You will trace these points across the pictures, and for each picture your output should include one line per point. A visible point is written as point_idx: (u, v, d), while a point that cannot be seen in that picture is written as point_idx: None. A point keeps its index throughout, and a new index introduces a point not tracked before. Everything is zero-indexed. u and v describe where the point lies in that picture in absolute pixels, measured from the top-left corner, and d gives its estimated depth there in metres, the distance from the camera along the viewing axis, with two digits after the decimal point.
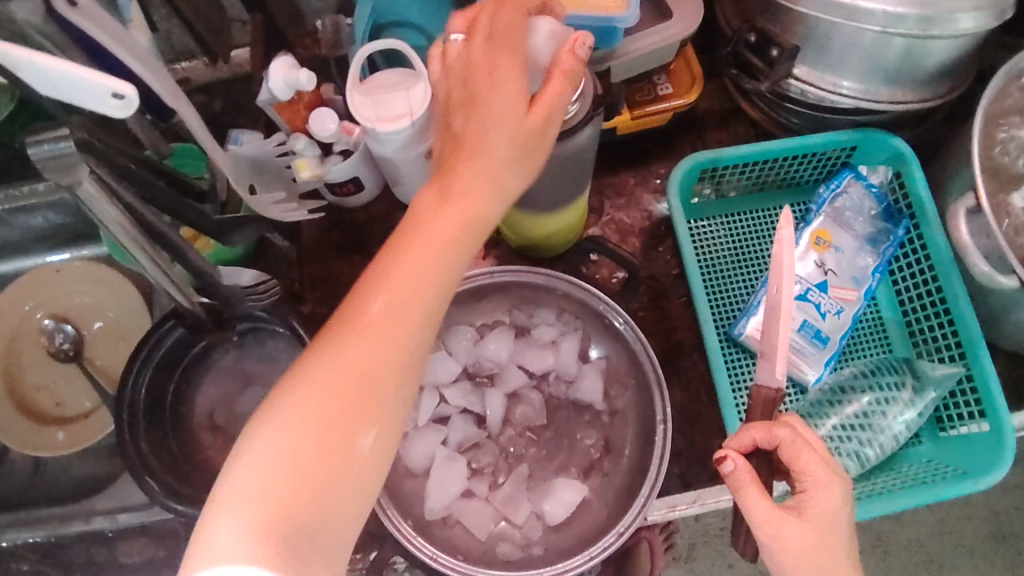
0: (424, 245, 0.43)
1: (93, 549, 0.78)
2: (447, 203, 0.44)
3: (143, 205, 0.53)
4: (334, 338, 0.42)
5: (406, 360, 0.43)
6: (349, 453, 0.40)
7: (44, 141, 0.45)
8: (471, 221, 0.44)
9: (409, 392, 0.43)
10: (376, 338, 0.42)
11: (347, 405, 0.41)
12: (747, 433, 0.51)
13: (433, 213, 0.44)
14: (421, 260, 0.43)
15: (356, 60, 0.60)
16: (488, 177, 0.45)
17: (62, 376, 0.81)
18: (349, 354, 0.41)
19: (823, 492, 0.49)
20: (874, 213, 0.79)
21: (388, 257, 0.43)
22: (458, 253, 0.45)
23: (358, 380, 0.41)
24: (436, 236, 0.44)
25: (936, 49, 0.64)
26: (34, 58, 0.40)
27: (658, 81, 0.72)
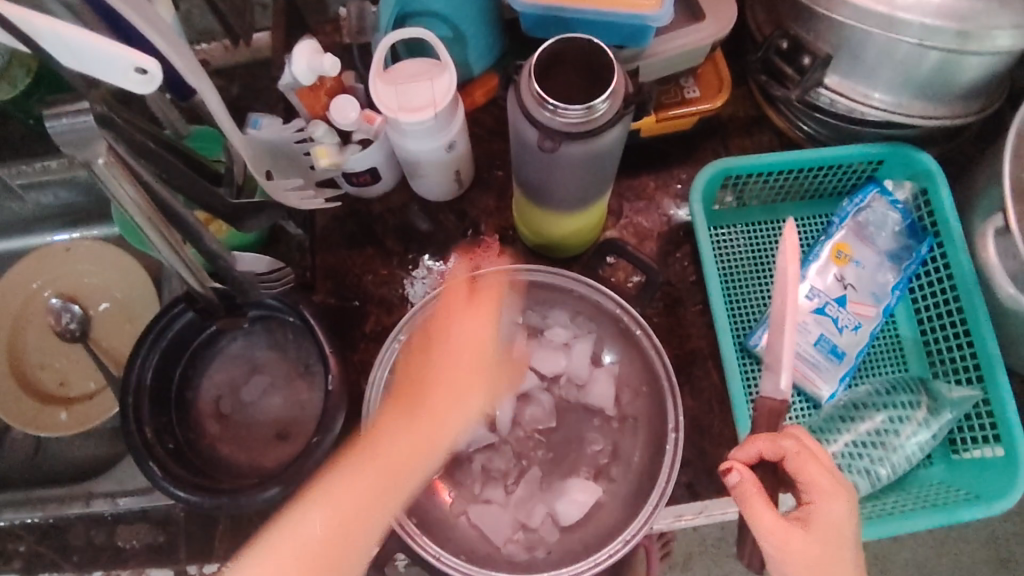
0: (393, 443, 0.56)
1: (93, 532, 0.75)
2: (433, 416, 0.59)
3: (163, 186, 0.53)
4: (329, 488, 0.54)
5: (392, 507, 0.55)
6: (336, 559, 0.51)
7: (64, 113, 0.44)
8: (418, 438, 0.58)
9: (372, 541, 0.55)
10: (356, 483, 0.54)
11: (331, 557, 0.51)
12: (753, 445, 0.50)
13: (394, 436, 0.57)
14: (399, 448, 0.56)
15: (380, 48, 0.59)
16: (434, 417, 0.59)
17: (66, 356, 0.80)
18: (309, 538, 0.50)
19: (828, 502, 0.50)
20: (897, 228, 0.78)
21: (373, 437, 0.57)
22: (419, 459, 0.57)
23: (356, 514, 0.53)
24: (413, 428, 0.58)
25: (972, 65, 0.62)
26: (58, 28, 0.39)
27: (686, 84, 0.71)
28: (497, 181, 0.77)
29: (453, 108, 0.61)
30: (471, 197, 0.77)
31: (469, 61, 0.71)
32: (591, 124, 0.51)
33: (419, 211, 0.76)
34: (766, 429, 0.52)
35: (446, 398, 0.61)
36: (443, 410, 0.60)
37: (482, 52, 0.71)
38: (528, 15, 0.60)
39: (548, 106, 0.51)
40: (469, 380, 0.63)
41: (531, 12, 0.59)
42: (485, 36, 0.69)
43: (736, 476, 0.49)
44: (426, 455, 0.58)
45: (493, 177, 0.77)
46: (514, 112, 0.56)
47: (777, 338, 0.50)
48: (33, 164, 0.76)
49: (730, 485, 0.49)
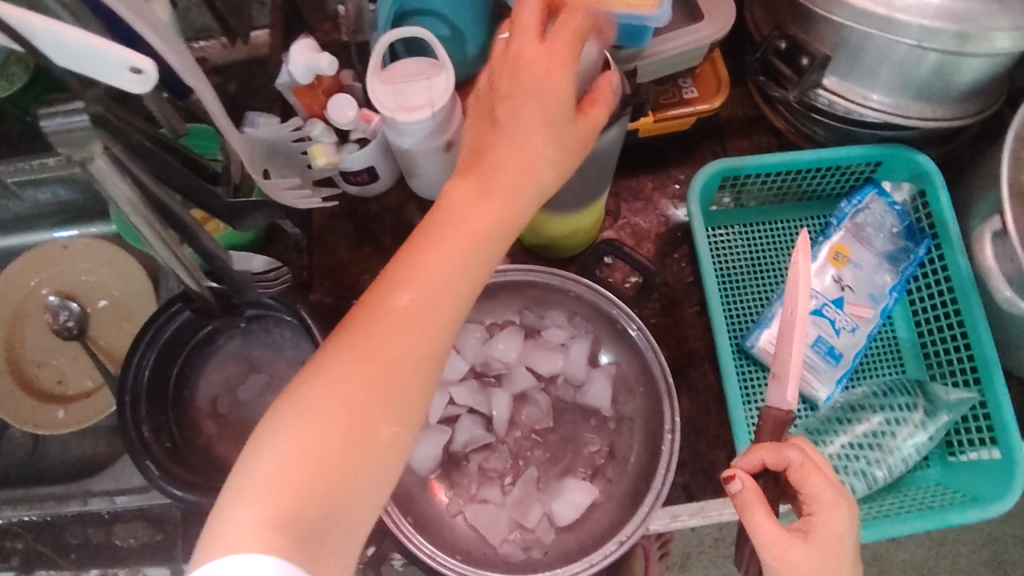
0: (428, 276, 0.43)
1: (91, 531, 0.76)
2: (472, 209, 0.44)
3: (161, 186, 0.53)
4: (355, 334, 0.42)
5: (457, 307, 0.44)
6: (368, 444, 0.41)
7: (58, 113, 0.44)
8: (495, 235, 0.45)
9: (429, 391, 0.43)
10: (391, 332, 0.42)
11: (375, 397, 0.41)
12: (757, 453, 0.49)
13: (424, 262, 0.43)
14: (431, 287, 0.43)
15: (378, 47, 0.59)
16: (492, 210, 0.45)
17: (64, 354, 0.80)
18: (370, 335, 0.42)
19: (831, 514, 0.48)
20: (895, 230, 0.78)
21: (405, 267, 0.43)
22: (478, 258, 0.44)
23: (383, 364, 0.41)
24: (467, 216, 0.44)
25: (970, 67, 0.62)
26: (52, 28, 0.39)
27: (684, 84, 0.71)
28: None
29: (450, 108, 0.61)
30: None
31: None
32: None
33: (416, 211, 0.76)
34: (770, 439, 0.51)
35: (496, 211, 0.45)
36: (506, 169, 0.45)
37: None
38: None
39: None
40: (541, 153, 0.46)
41: None
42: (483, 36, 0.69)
43: (737, 484, 0.48)
44: (498, 237, 0.45)
45: None
46: None
47: (786, 345, 0.50)
48: (31, 161, 0.75)
49: (731, 492, 0.49)
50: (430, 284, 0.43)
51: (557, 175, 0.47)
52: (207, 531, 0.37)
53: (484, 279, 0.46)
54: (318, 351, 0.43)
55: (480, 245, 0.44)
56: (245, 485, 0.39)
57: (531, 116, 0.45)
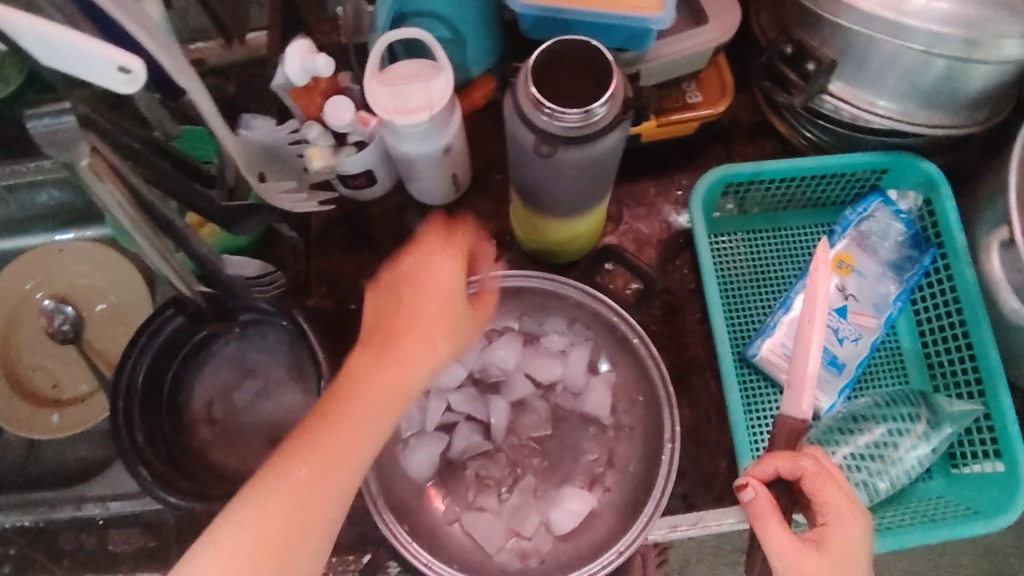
0: (334, 444, 0.47)
1: (85, 537, 0.73)
2: (378, 371, 0.50)
3: (150, 188, 0.52)
4: (260, 485, 0.46)
5: (362, 460, 0.49)
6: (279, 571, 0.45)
7: (45, 114, 0.43)
8: (396, 398, 0.50)
9: (333, 525, 0.48)
10: (303, 486, 0.46)
11: (273, 560, 0.45)
12: (770, 462, 0.49)
13: (325, 434, 0.47)
14: (333, 450, 0.47)
15: (375, 49, 0.58)
16: (387, 383, 0.50)
17: (58, 358, 0.79)
18: (278, 490, 0.45)
19: (846, 526, 0.48)
20: (901, 239, 0.77)
21: (305, 441, 0.47)
22: (379, 419, 0.49)
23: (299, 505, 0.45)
24: (375, 381, 0.50)
25: (979, 74, 0.61)
26: (37, 29, 0.38)
27: (688, 88, 0.70)
28: (495, 185, 0.76)
29: (449, 110, 0.60)
30: (469, 201, 0.76)
31: (467, 62, 0.70)
32: (590, 127, 0.50)
33: (415, 214, 0.75)
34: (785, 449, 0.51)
35: (390, 396, 0.50)
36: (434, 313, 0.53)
37: (481, 53, 0.70)
38: (528, 16, 0.59)
39: (546, 109, 0.50)
40: (433, 342, 0.52)
41: (531, 13, 0.58)
42: (484, 38, 0.68)
43: (750, 493, 0.48)
44: (397, 400, 0.50)
45: (492, 181, 0.76)
46: (511, 116, 0.55)
47: (802, 357, 0.48)
48: (27, 164, 0.75)
49: (743, 501, 0.49)
50: (335, 452, 0.47)
51: (451, 347, 0.54)
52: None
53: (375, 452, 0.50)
54: (236, 494, 0.47)
55: (394, 399, 0.50)
56: None
57: (442, 285, 0.54)
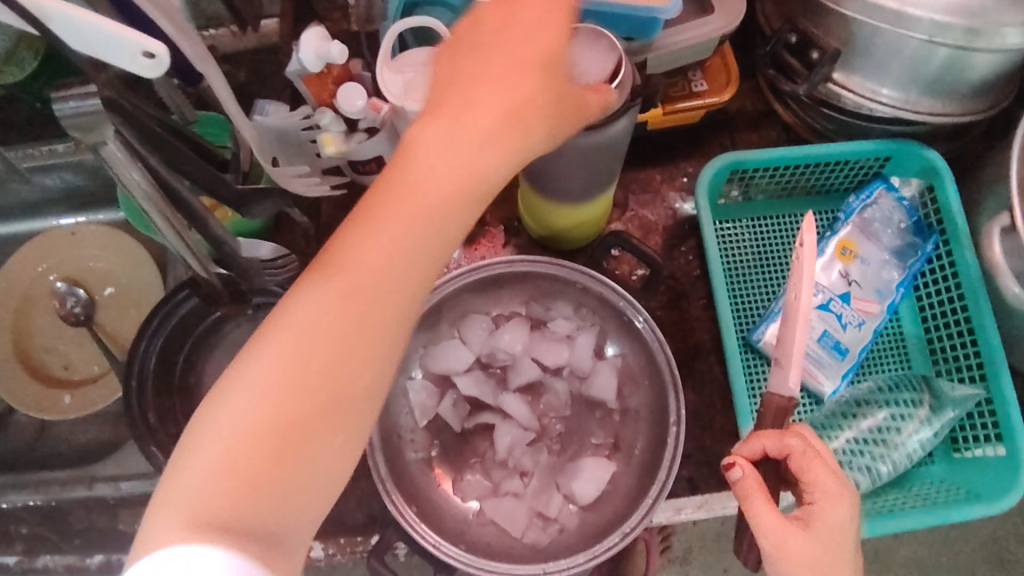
0: (372, 246, 0.40)
1: (95, 516, 0.76)
2: (510, 15, 0.45)
3: (168, 170, 0.52)
4: (311, 286, 0.39)
5: (422, 273, 0.41)
6: (293, 452, 0.36)
7: (71, 96, 0.43)
8: (536, 70, 0.45)
9: (376, 392, 0.40)
10: (370, 276, 0.39)
11: (308, 407, 0.37)
12: (758, 440, 0.50)
13: (354, 243, 0.39)
14: (372, 262, 0.39)
15: (388, 36, 0.59)
16: (427, 215, 0.41)
17: (72, 341, 0.81)
18: (315, 313, 0.38)
19: (831, 504, 0.48)
20: (903, 226, 0.78)
21: (334, 248, 0.40)
22: (422, 244, 0.41)
23: (350, 328, 0.38)
24: (416, 181, 0.41)
25: (981, 63, 0.62)
26: (66, 11, 0.39)
27: (694, 77, 0.71)
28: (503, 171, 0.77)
29: None
30: None
31: None
32: (595, 114, 0.51)
33: None
34: (773, 427, 0.51)
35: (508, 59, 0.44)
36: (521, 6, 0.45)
37: None
38: None
39: None
40: (502, 88, 0.44)
41: None
42: None
43: (738, 471, 0.48)
44: (432, 241, 0.41)
45: None
46: None
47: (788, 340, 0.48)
48: (41, 148, 0.77)
49: (730, 479, 0.49)
50: (368, 258, 0.39)
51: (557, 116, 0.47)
52: (139, 538, 0.34)
53: (464, 228, 0.44)
54: (254, 333, 0.39)
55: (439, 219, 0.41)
56: (176, 482, 0.35)
57: (525, 26, 0.45)
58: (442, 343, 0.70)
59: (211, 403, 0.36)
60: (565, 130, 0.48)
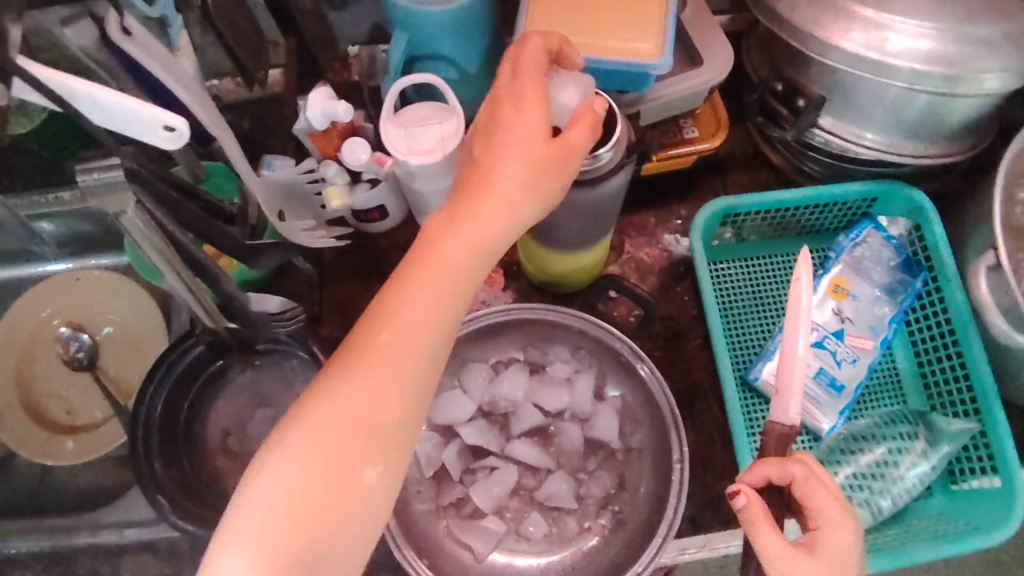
0: (349, 390, 0.43)
1: (100, 562, 0.76)
2: (453, 237, 0.46)
3: (183, 231, 0.55)
4: (354, 363, 0.44)
5: (418, 385, 0.45)
6: (341, 506, 0.42)
7: (95, 168, 0.46)
8: (456, 262, 0.47)
9: (391, 486, 0.45)
10: (374, 380, 0.44)
11: (337, 487, 0.42)
12: (761, 468, 0.50)
13: (342, 383, 0.44)
14: (399, 349, 0.45)
15: (389, 94, 0.61)
16: (428, 319, 0.45)
17: (75, 385, 0.81)
18: (339, 407, 0.43)
19: (835, 528, 0.49)
20: (893, 263, 0.80)
21: (368, 339, 0.45)
22: (394, 414, 0.44)
23: (336, 472, 0.42)
24: (405, 321, 0.45)
25: (960, 107, 0.64)
26: (90, 90, 0.42)
27: (685, 124, 0.73)
28: None
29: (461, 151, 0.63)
30: None
31: (474, 99, 0.74)
32: (595, 170, 0.53)
33: None
34: (775, 454, 0.51)
35: (444, 288, 0.46)
36: (518, 133, 0.48)
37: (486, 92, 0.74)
38: None
39: None
40: (446, 282, 0.46)
41: None
42: (489, 78, 0.72)
43: (743, 500, 0.49)
44: (414, 359, 0.45)
45: None
46: None
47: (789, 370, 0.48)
48: (45, 195, 0.78)
49: (735, 508, 0.49)
50: (393, 361, 0.44)
51: (503, 234, 0.48)
52: (219, 533, 0.41)
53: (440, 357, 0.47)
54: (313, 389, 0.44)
55: (423, 329, 0.45)
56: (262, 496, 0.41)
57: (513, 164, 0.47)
58: (445, 396, 0.72)
59: (279, 443, 0.43)
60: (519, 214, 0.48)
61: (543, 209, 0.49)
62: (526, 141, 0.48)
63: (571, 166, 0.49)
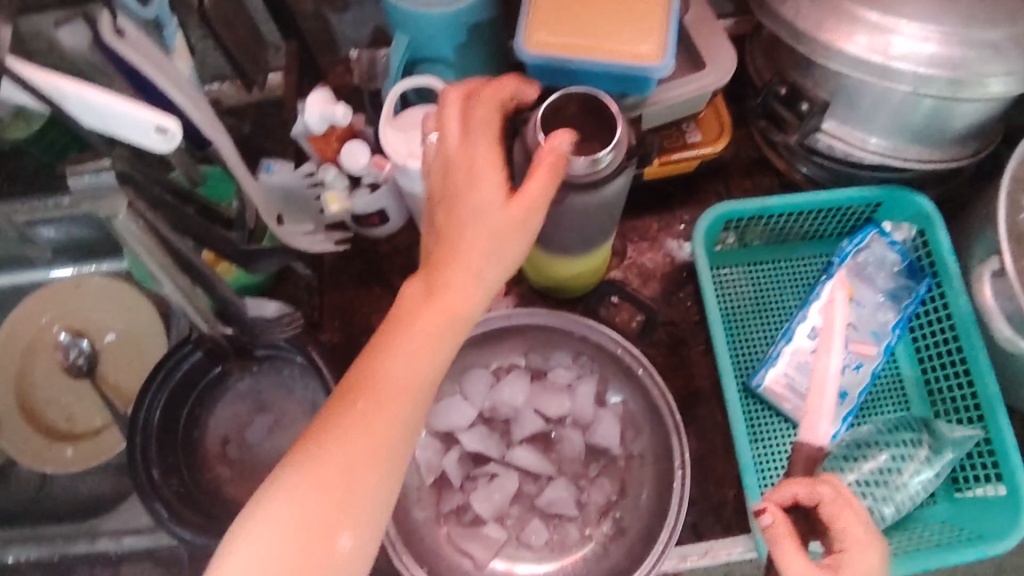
0: (320, 467, 0.44)
1: (99, 570, 0.75)
2: (433, 303, 0.47)
3: (178, 236, 0.54)
4: (320, 438, 0.45)
5: (392, 454, 0.46)
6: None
7: (85, 170, 0.47)
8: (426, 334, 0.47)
9: (367, 553, 0.46)
10: (342, 458, 0.44)
11: (307, 562, 0.43)
12: (789, 487, 0.49)
13: (310, 462, 0.44)
14: (373, 422, 0.45)
15: (388, 98, 0.61)
16: (396, 386, 0.46)
17: (74, 392, 0.81)
18: (305, 485, 0.44)
19: (862, 553, 0.48)
20: (896, 269, 0.79)
21: (341, 409, 0.45)
22: (369, 485, 0.45)
23: (305, 548, 0.43)
24: (377, 389, 0.45)
25: (964, 112, 0.64)
26: (81, 91, 0.42)
27: (687, 129, 0.73)
28: None
29: None
30: None
31: None
32: (595, 175, 0.53)
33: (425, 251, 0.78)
34: (802, 473, 0.50)
35: (416, 353, 0.46)
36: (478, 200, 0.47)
37: None
38: (534, 66, 0.62)
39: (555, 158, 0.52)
40: (424, 350, 0.46)
41: (537, 62, 0.62)
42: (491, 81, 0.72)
43: (768, 517, 0.48)
44: (391, 429, 0.45)
45: None
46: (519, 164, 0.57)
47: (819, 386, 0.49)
48: (45, 202, 0.76)
49: (762, 525, 0.49)
50: (361, 436, 0.45)
51: (480, 300, 0.48)
52: None
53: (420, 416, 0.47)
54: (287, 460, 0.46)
55: (399, 391, 0.46)
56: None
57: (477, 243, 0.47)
58: (445, 403, 0.71)
59: (250, 518, 0.44)
60: (487, 281, 0.48)
61: (513, 264, 0.49)
62: (480, 214, 0.47)
63: (537, 220, 0.49)
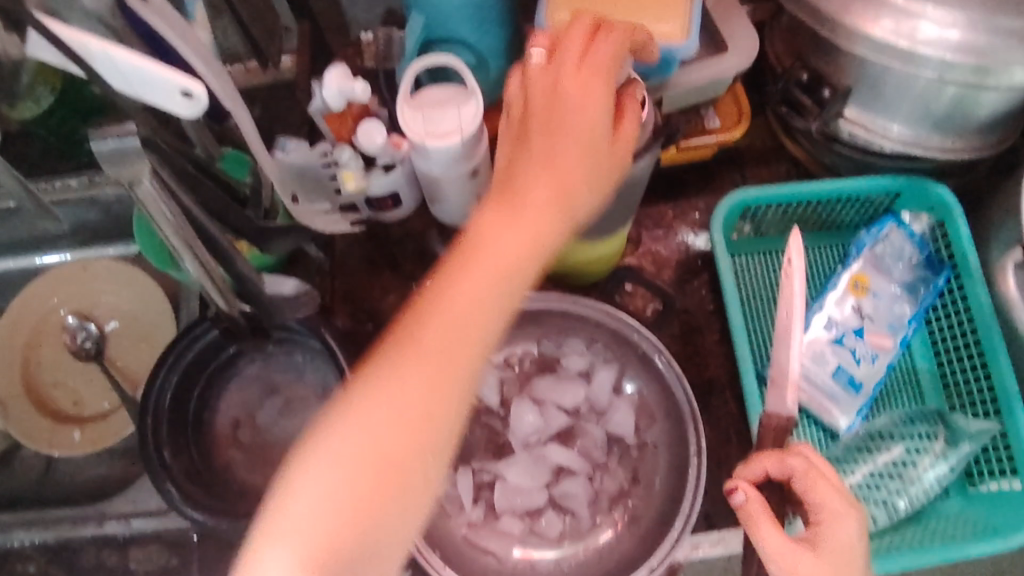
0: (379, 411, 0.40)
1: (105, 554, 0.74)
2: (497, 237, 0.45)
3: (199, 207, 0.53)
4: (371, 380, 0.41)
5: (452, 403, 0.42)
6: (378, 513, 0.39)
7: (111, 135, 0.45)
8: (511, 275, 0.45)
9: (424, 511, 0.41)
10: (399, 402, 0.40)
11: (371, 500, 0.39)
12: (758, 463, 0.49)
13: (371, 398, 0.40)
14: (440, 343, 0.42)
15: (406, 76, 0.61)
16: (470, 314, 0.43)
17: (81, 374, 0.80)
18: (369, 420, 0.40)
19: (839, 524, 0.48)
20: (914, 260, 0.78)
21: (389, 360, 0.42)
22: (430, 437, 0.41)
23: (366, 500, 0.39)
24: (451, 332, 0.42)
25: (989, 100, 0.63)
26: (105, 49, 0.41)
27: (707, 114, 0.72)
28: None
29: (477, 135, 0.62)
30: None
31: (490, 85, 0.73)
32: None
33: (437, 236, 0.77)
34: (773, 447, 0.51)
35: (493, 285, 0.44)
36: (568, 152, 0.46)
37: None
38: None
39: None
40: (484, 309, 0.43)
41: None
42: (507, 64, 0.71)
43: (741, 495, 0.48)
44: (452, 376, 0.42)
45: None
46: None
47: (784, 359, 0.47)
48: (54, 181, 0.78)
49: (735, 504, 0.49)
50: (414, 392, 0.41)
51: (560, 228, 0.47)
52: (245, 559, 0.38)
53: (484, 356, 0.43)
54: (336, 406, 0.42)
55: (465, 347, 0.42)
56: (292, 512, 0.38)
57: (570, 172, 0.47)
58: None
59: (305, 450, 0.40)
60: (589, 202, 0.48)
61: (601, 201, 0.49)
62: (561, 96, 0.47)
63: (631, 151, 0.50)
